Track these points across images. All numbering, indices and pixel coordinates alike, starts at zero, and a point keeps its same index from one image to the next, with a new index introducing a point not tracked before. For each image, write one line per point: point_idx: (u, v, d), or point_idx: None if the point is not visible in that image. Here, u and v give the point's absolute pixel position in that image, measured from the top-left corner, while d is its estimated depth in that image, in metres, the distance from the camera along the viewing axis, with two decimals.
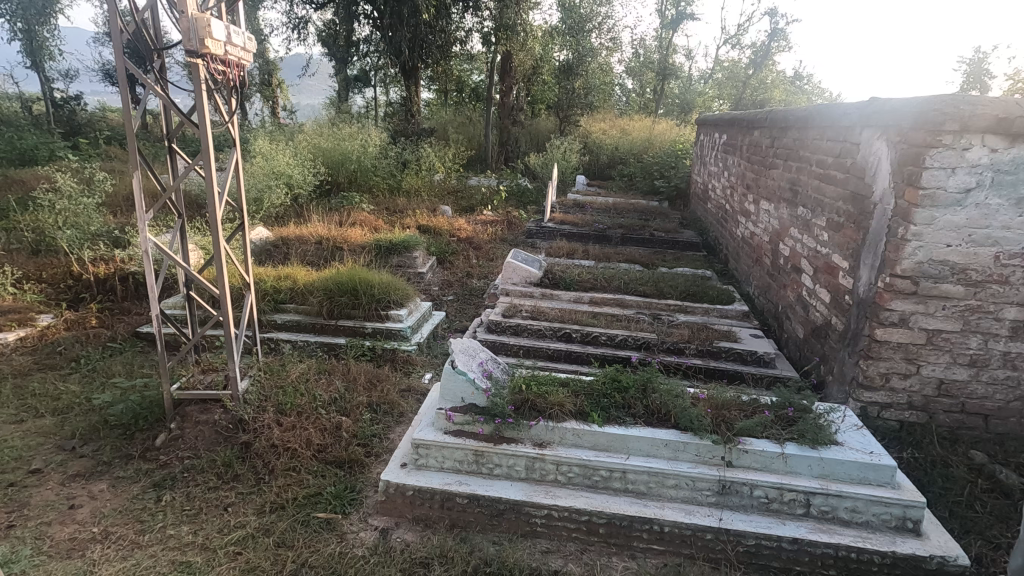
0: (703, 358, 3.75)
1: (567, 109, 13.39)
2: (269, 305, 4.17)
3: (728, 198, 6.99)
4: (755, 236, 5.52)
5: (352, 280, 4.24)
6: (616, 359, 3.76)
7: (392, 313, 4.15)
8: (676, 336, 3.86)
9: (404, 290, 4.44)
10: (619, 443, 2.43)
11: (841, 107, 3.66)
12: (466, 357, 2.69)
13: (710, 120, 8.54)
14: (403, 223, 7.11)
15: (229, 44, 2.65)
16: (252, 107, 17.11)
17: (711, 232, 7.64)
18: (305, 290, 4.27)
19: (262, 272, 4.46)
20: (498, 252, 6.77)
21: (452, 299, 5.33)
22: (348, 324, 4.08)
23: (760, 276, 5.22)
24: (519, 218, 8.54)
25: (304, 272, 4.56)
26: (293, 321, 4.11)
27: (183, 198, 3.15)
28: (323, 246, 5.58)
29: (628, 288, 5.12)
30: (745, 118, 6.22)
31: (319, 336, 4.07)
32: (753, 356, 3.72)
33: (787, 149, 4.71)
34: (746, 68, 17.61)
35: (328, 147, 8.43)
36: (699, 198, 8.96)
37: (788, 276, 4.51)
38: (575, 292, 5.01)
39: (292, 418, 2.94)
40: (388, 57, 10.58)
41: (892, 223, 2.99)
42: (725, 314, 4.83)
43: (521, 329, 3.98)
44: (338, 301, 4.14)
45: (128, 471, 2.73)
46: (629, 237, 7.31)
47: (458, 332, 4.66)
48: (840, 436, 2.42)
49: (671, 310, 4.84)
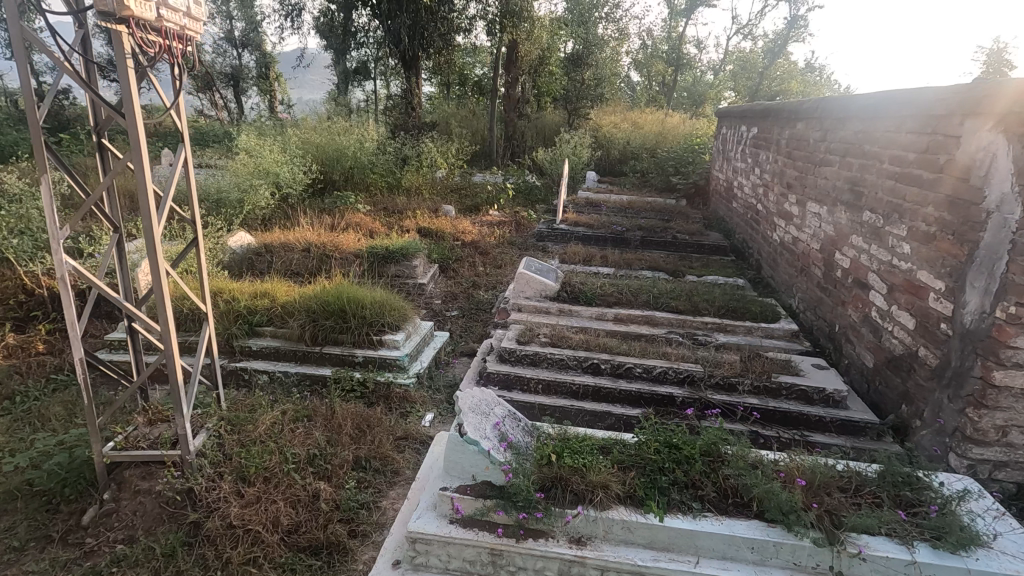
0: (761, 397, 3.12)
1: (575, 101, 12.40)
2: (243, 329, 3.57)
3: (759, 197, 6.35)
4: (799, 242, 4.88)
5: (339, 300, 3.58)
6: (655, 398, 3.13)
7: (386, 338, 3.51)
8: (727, 369, 3.24)
9: (401, 308, 3.78)
10: (685, 541, 1.82)
11: (930, 92, 3.01)
12: (476, 417, 2.06)
13: (734, 112, 7.88)
14: (402, 226, 6.48)
15: (162, 6, 2.06)
16: (246, 101, 16.42)
17: (738, 234, 7.00)
18: (285, 310, 3.63)
19: (237, 288, 3.84)
20: (507, 259, 6.14)
21: (456, 314, 4.71)
22: (335, 353, 3.46)
23: (808, 289, 4.57)
24: (527, 219, 7.91)
25: (286, 287, 3.93)
26: (271, 348, 3.51)
27: (119, 205, 2.51)
28: (311, 254, 4.97)
29: (658, 302, 4.47)
30: (784, 109, 5.58)
31: (301, 366, 3.47)
32: (820, 394, 3.09)
33: (846, 143, 4.05)
34: (761, 59, 16.90)
35: (322, 142, 7.79)
36: (721, 196, 8.31)
37: (848, 292, 3.87)
38: (597, 308, 4.38)
39: (258, 488, 2.32)
40: (387, 46, 9.93)
41: (1019, 236, 2.36)
42: (771, 334, 4.20)
43: (540, 358, 3.35)
44: (323, 324, 3.51)
45: (42, 563, 2.10)
46: (649, 240, 6.68)
47: (465, 356, 4.04)
48: (985, 532, 1.80)
49: (708, 330, 4.23)
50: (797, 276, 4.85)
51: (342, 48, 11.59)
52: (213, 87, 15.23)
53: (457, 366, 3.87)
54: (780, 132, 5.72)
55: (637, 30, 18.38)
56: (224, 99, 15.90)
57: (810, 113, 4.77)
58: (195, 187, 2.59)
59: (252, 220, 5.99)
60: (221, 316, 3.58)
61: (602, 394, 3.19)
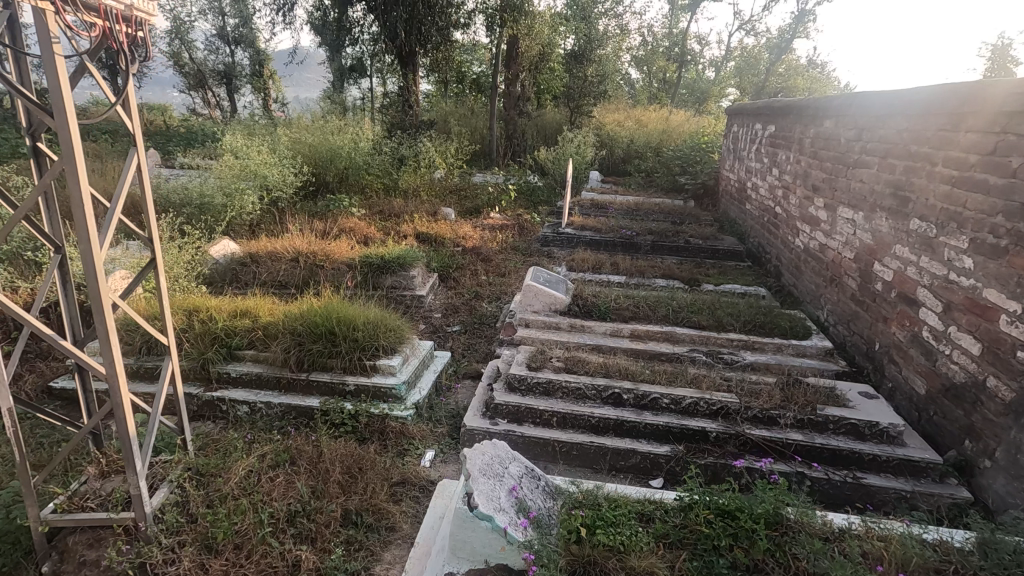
0: (805, 432, 2.75)
1: (578, 99, 12.09)
2: (221, 353, 3.19)
3: (778, 199, 5.98)
4: (827, 249, 4.51)
5: (328, 320, 3.20)
6: (685, 433, 2.77)
7: (381, 364, 3.13)
8: (765, 400, 2.86)
9: (398, 328, 3.40)
10: None
11: (1000, 83, 2.63)
12: (489, 482, 1.69)
13: (748, 108, 7.50)
14: (399, 231, 6.09)
15: None
16: (240, 99, 16.05)
17: (754, 238, 6.63)
18: (268, 331, 3.25)
19: (215, 304, 3.46)
20: (511, 266, 5.77)
21: (458, 330, 4.34)
22: (324, 381, 3.09)
23: (839, 301, 4.21)
24: (530, 222, 7.55)
25: (271, 304, 3.55)
26: (252, 374, 3.14)
27: (61, 220, 2.10)
28: (300, 264, 4.61)
29: (678, 317, 4.10)
30: (808, 104, 5.20)
31: (287, 395, 3.10)
32: (873, 429, 2.73)
33: (887, 142, 3.68)
34: (768, 54, 16.48)
35: (315, 142, 7.40)
36: (732, 197, 7.93)
37: (891, 308, 3.50)
38: (613, 324, 4.03)
39: (227, 559, 1.96)
40: (383, 41, 9.55)
41: None
42: (803, 352, 3.84)
43: (554, 387, 2.97)
44: (309, 349, 3.12)
45: None
46: (660, 245, 6.32)
47: (468, 379, 3.67)
48: None
49: (733, 348, 3.86)
50: (826, 286, 4.49)
51: (337, 45, 11.22)
52: (205, 85, 14.87)
53: (459, 390, 3.50)
54: (804, 129, 5.36)
55: (639, 26, 17.99)
56: (217, 98, 15.52)
57: (842, 110, 4.40)
58: (151, 195, 2.16)
59: (239, 226, 5.61)
60: (196, 339, 3.20)
61: (625, 429, 2.83)
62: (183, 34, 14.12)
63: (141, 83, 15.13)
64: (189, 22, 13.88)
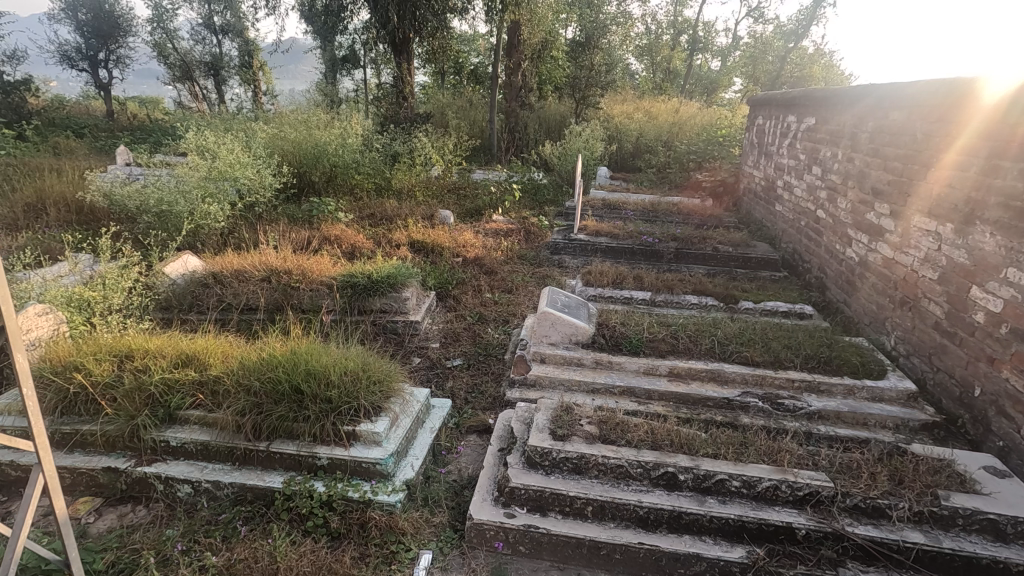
0: (927, 531, 2.05)
1: (583, 89, 11.05)
2: (159, 414, 2.48)
3: (820, 201, 5.27)
4: (895, 265, 3.81)
5: (293, 375, 2.48)
6: (762, 531, 2.09)
7: (361, 431, 2.42)
8: (868, 484, 2.17)
9: (385, 377, 2.69)
10: None
11: None
12: None
13: (777, 98, 6.76)
14: (391, 240, 5.35)
15: None
16: (229, 91, 15.21)
17: (789, 244, 5.93)
18: (218, 388, 2.53)
19: (154, 347, 2.73)
20: (519, 281, 5.06)
21: (460, 365, 3.65)
22: (289, 452, 2.39)
23: (916, 329, 3.51)
24: (538, 226, 6.85)
25: (228, 346, 2.84)
26: (199, 443, 2.44)
27: None
28: (273, 284, 3.91)
29: (725, 350, 3.40)
30: (864, 94, 4.50)
31: (241, 471, 2.42)
32: (1018, 527, 2.03)
33: (990, 138, 2.98)
34: (782, 42, 15.58)
35: (298, 138, 6.63)
36: (758, 196, 7.22)
37: (999, 346, 2.81)
38: (647, 360, 3.35)
39: None
40: (374, 29, 8.80)
41: None
42: (877, 395, 3.17)
43: (587, 463, 2.28)
44: (268, 412, 2.41)
45: None
46: (685, 253, 5.62)
47: (473, 435, 2.97)
48: None
49: (795, 392, 3.18)
50: (893, 308, 3.79)
51: (327, 33, 10.45)
52: (192, 77, 13.92)
53: (463, 452, 2.81)
54: (857, 123, 4.65)
55: (643, 14, 17.19)
56: (205, 90, 14.61)
57: (918, 100, 3.70)
58: None
59: (208, 236, 4.89)
60: (124, 399, 2.47)
61: (684, 523, 2.14)
62: (167, 23, 13.29)
63: (123, 75, 14.28)
64: (172, 10, 13.11)
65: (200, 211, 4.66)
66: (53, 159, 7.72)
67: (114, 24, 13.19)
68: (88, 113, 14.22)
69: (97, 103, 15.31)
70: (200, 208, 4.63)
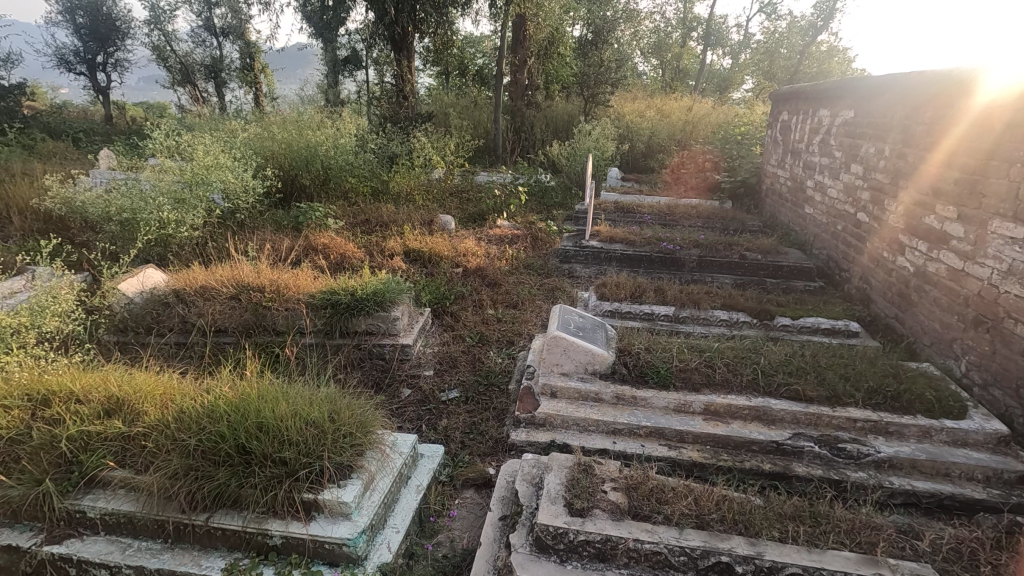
0: None
1: (592, 86, 10.48)
2: (72, 478, 1.98)
3: (860, 203, 4.72)
4: (965, 278, 3.25)
5: (241, 427, 1.98)
6: None
7: (324, 500, 1.88)
8: None
9: (359, 427, 2.17)
10: None
11: None
12: None
13: (805, 91, 6.20)
14: (384, 249, 4.84)
15: None
16: (229, 93, 14.73)
17: (823, 249, 5.37)
18: (149, 442, 2.03)
19: (80, 387, 2.24)
20: (525, 294, 4.54)
21: (456, 400, 3.13)
22: (233, 528, 1.87)
23: (997, 356, 2.95)
24: (546, 231, 6.35)
25: (172, 385, 2.34)
26: (120, 514, 1.93)
27: None
28: (242, 304, 3.39)
29: (770, 382, 2.84)
30: (917, 81, 3.92)
31: (174, 551, 1.90)
32: None
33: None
34: (799, 37, 14.93)
35: (287, 139, 6.17)
36: (784, 198, 6.66)
37: None
38: (677, 394, 2.79)
39: None
40: (372, 26, 8.33)
41: None
42: (960, 439, 2.61)
43: (615, 549, 1.75)
44: (207, 475, 1.90)
45: None
46: (708, 260, 5.09)
47: (470, 491, 2.46)
48: None
49: (857, 434, 2.63)
50: (963, 329, 3.24)
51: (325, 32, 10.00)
52: (191, 80, 13.58)
53: (456, 516, 2.29)
54: (910, 114, 4.06)
55: (652, 10, 16.65)
56: (206, 94, 14.21)
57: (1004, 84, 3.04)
58: None
59: (181, 247, 4.40)
60: (31, 458, 1.97)
61: None
62: (165, 25, 12.91)
63: (123, 79, 13.90)
64: (170, 12, 12.75)
65: (168, 219, 4.15)
66: (35, 163, 7.29)
67: (112, 26, 12.80)
68: (86, 117, 13.83)
69: (96, 108, 14.97)
70: (168, 215, 4.13)
